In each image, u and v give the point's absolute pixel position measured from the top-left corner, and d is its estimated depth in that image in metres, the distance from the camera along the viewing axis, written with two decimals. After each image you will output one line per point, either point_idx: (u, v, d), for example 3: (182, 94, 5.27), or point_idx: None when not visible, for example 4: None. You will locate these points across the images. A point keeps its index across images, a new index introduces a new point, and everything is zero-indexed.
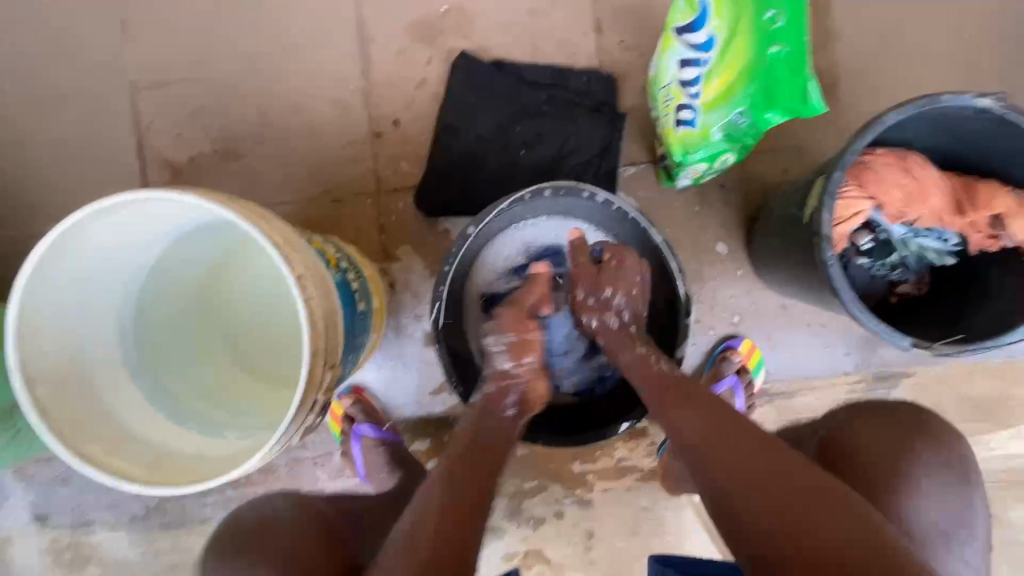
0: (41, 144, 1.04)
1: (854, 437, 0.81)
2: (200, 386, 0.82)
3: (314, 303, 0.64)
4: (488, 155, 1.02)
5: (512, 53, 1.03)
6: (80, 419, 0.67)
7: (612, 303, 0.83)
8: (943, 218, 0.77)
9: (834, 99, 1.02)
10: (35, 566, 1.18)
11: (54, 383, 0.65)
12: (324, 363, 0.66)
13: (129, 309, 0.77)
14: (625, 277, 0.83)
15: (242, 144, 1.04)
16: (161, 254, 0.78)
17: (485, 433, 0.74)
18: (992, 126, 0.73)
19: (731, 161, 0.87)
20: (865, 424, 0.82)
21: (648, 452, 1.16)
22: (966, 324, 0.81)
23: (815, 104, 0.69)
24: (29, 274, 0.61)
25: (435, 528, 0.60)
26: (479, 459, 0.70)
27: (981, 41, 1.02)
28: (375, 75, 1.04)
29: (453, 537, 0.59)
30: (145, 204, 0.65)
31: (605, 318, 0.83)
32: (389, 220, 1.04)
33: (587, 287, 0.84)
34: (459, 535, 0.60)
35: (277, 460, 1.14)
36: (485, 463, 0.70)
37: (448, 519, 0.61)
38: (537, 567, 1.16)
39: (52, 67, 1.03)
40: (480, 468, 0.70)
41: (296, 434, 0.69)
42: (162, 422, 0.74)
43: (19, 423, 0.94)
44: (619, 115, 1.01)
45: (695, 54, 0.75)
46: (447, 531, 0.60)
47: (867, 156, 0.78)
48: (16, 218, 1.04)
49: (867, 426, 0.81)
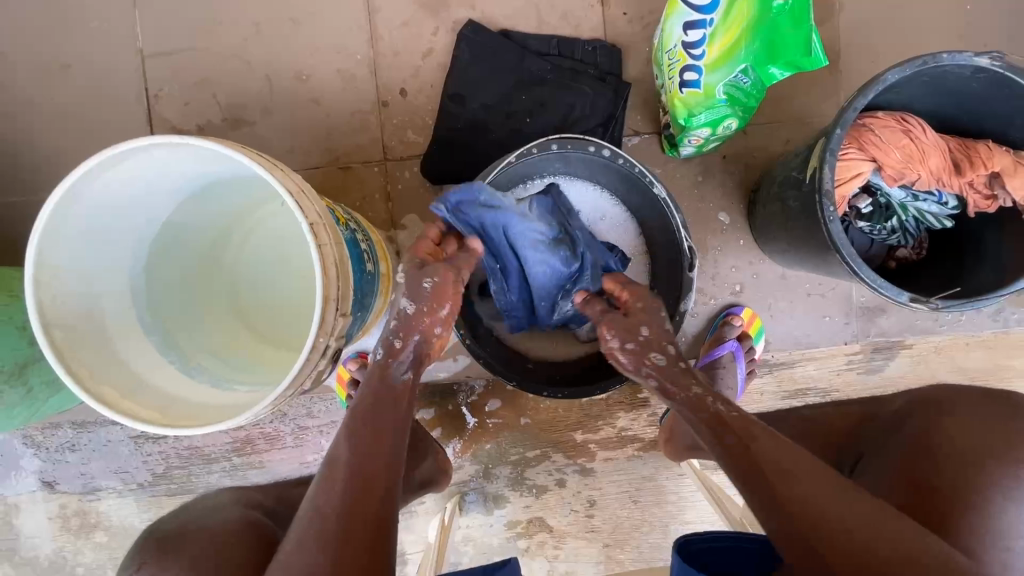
0: (49, 111, 1.04)
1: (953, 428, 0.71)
2: (208, 344, 0.83)
3: (326, 251, 0.65)
4: (494, 123, 1.03)
5: (518, 23, 1.05)
6: (94, 367, 0.68)
7: (650, 342, 0.79)
8: (942, 177, 0.79)
9: (835, 71, 1.04)
10: (43, 533, 1.20)
11: (69, 329, 0.67)
12: (335, 311, 0.67)
13: (140, 264, 0.78)
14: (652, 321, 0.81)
15: (250, 112, 1.05)
16: (173, 211, 0.79)
17: (386, 394, 0.74)
18: (988, 87, 0.75)
19: (733, 127, 0.89)
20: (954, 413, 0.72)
21: (650, 422, 1.17)
22: (964, 278, 0.85)
23: (818, 56, 0.71)
24: (45, 220, 0.62)
25: (336, 517, 0.61)
26: (385, 431, 0.70)
27: (981, 14, 1.03)
28: (382, 44, 1.05)
29: (359, 525, 0.61)
30: (160, 153, 0.67)
31: (653, 359, 0.78)
32: (396, 188, 1.06)
33: (622, 334, 0.81)
34: (363, 523, 0.61)
35: (283, 427, 1.16)
36: (389, 433, 0.70)
37: (351, 507, 0.62)
38: (539, 536, 1.18)
39: (60, 35, 1.04)
40: (386, 437, 0.69)
41: (309, 381, 0.71)
42: (174, 374, 0.76)
43: (30, 380, 0.91)
44: (623, 85, 1.02)
45: (699, 16, 0.77)
46: (350, 507, 0.62)
47: (867, 120, 0.80)
48: (23, 184, 1.05)
49: (956, 423, 0.71)
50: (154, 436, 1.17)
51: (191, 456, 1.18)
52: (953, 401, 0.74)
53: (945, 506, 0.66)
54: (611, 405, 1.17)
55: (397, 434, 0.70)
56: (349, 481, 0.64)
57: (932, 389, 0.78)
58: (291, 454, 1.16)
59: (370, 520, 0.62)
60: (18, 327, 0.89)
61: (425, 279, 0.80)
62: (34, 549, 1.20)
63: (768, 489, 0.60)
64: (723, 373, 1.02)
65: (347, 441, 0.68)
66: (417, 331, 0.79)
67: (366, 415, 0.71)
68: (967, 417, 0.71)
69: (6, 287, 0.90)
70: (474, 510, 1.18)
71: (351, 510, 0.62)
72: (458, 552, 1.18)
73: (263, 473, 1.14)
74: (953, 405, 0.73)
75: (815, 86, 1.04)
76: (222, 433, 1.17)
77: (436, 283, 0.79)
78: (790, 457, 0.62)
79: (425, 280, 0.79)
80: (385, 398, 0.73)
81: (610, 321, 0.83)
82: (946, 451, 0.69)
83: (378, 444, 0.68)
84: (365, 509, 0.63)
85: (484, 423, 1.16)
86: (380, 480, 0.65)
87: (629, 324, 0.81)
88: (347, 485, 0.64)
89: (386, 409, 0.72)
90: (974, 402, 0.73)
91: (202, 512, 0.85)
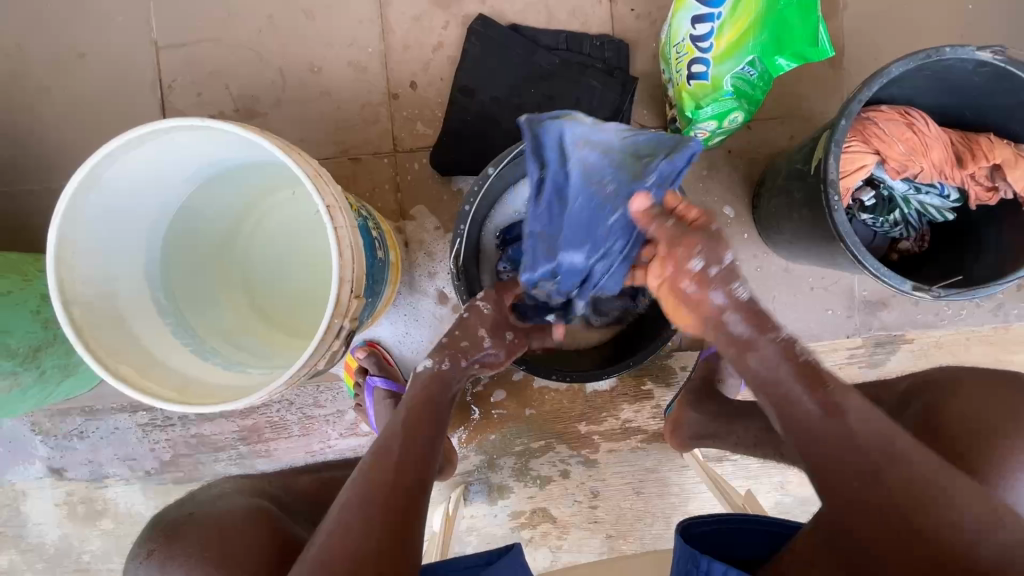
0: (63, 100, 1.06)
1: (955, 417, 0.72)
2: (222, 327, 0.85)
3: (342, 234, 0.67)
4: (503, 115, 1.05)
5: (527, 18, 1.06)
6: (109, 346, 0.70)
7: (731, 273, 0.72)
8: (944, 169, 0.80)
9: (838, 67, 1.06)
10: (50, 520, 1.20)
11: (88, 308, 0.69)
12: (350, 292, 0.69)
13: (157, 248, 0.80)
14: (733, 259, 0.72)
15: (262, 103, 1.06)
16: (188, 196, 0.81)
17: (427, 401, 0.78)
18: (990, 81, 0.76)
19: (739, 121, 0.88)
20: (960, 403, 0.73)
21: (653, 414, 1.18)
22: (966, 266, 0.87)
23: (825, 46, 0.74)
24: (66, 201, 0.64)
25: (375, 504, 0.64)
26: (424, 431, 0.74)
27: (982, 13, 1.05)
28: (393, 37, 1.07)
29: (392, 511, 0.64)
30: (177, 136, 0.68)
31: (733, 291, 0.72)
32: (405, 179, 1.07)
33: (707, 256, 0.70)
34: (394, 510, 0.64)
35: (290, 416, 1.16)
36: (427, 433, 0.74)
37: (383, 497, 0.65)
38: (542, 526, 1.19)
39: (76, 25, 1.05)
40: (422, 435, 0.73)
41: (323, 361, 0.72)
42: (189, 356, 0.77)
43: (43, 364, 0.91)
44: (631, 79, 1.04)
45: (706, 10, 0.80)
46: (383, 500, 0.64)
47: (870, 113, 0.81)
48: (37, 171, 1.06)
49: (962, 408, 0.73)
50: (161, 424, 1.17)
51: (198, 444, 1.18)
52: (958, 382, 0.76)
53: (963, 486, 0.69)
54: (615, 398, 1.18)
55: (432, 435, 0.75)
56: (389, 472, 0.68)
57: (945, 372, 0.79)
58: (297, 443, 1.16)
59: (396, 513, 0.64)
60: (31, 310, 0.90)
61: (509, 330, 0.87)
62: (40, 535, 1.20)
63: (858, 483, 0.59)
64: None
65: (391, 435, 0.73)
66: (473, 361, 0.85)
67: (412, 415, 0.76)
68: (973, 400, 0.73)
69: (20, 270, 0.91)
70: (477, 501, 1.18)
71: (387, 498, 0.65)
72: (462, 542, 1.19)
73: (271, 462, 1.15)
74: (959, 385, 0.75)
75: (819, 83, 1.06)
76: (229, 422, 1.17)
77: (515, 339, 0.87)
78: (885, 433, 0.61)
79: (509, 332, 0.87)
80: (429, 401, 0.78)
81: (687, 241, 0.71)
82: (961, 434, 0.71)
83: (416, 442, 0.72)
84: (397, 498, 0.65)
85: (489, 413, 1.17)
86: (413, 472, 0.69)
87: (712, 246, 0.70)
88: (383, 475, 0.67)
89: (426, 412, 0.76)
90: (978, 389, 0.74)
91: (204, 500, 0.84)
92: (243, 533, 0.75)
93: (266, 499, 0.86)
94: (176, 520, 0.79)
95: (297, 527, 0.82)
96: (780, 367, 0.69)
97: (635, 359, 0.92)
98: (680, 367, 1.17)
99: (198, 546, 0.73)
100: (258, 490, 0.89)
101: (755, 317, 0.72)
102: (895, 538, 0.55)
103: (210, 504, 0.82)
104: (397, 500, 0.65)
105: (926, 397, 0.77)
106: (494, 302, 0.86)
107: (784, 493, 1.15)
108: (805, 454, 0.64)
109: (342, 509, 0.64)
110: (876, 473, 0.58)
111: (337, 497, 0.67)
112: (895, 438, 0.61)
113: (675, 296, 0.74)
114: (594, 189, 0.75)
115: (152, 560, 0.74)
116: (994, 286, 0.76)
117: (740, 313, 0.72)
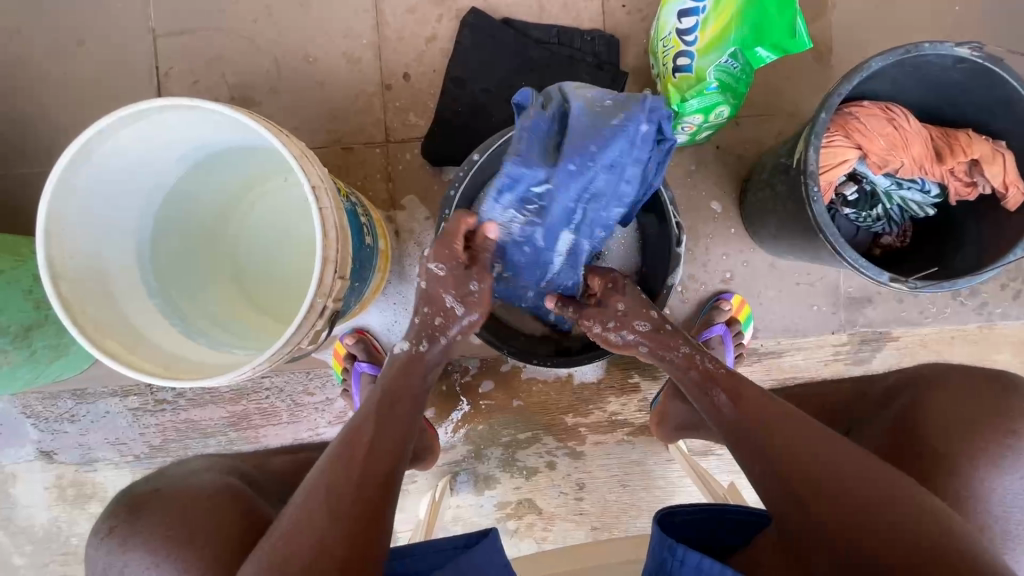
0: (61, 85, 1.07)
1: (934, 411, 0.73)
2: (211, 310, 0.87)
3: (327, 215, 0.68)
4: (493, 107, 1.06)
5: (519, 12, 1.08)
6: (97, 322, 0.72)
7: (631, 314, 0.82)
8: (924, 164, 0.81)
9: (826, 65, 1.07)
10: (39, 502, 1.20)
11: (74, 283, 0.70)
12: (334, 272, 0.70)
13: (147, 228, 0.82)
14: (634, 295, 0.84)
15: (257, 92, 1.08)
16: (180, 178, 0.83)
17: (399, 388, 0.76)
18: (967, 77, 0.78)
19: (725, 115, 0.91)
20: (935, 395, 0.74)
21: (640, 407, 1.19)
22: (948, 257, 0.89)
23: (802, 38, 0.74)
24: (57, 177, 0.66)
25: (347, 493, 0.64)
26: (396, 419, 0.73)
27: (969, 14, 1.06)
28: (387, 28, 1.08)
29: (360, 502, 0.64)
30: (168, 116, 0.70)
31: (636, 327, 0.81)
32: (397, 168, 1.09)
33: (601, 318, 0.83)
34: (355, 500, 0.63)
35: (279, 403, 1.17)
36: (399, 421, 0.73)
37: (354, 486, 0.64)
38: (527, 517, 1.20)
39: (76, 12, 1.07)
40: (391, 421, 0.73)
41: (307, 339, 0.73)
42: (177, 336, 0.79)
43: (34, 343, 0.93)
44: (620, 74, 1.05)
45: (693, 4, 0.83)
46: (355, 490, 0.64)
47: (852, 108, 0.83)
48: (34, 155, 1.07)
49: (939, 401, 0.73)
50: (152, 409, 1.17)
51: (188, 429, 1.18)
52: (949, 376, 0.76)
53: (933, 473, 0.70)
54: (602, 390, 1.18)
55: (404, 422, 0.73)
56: (357, 461, 0.67)
57: (940, 368, 0.78)
58: (286, 429, 1.17)
59: (368, 502, 0.64)
60: (23, 290, 0.91)
61: (472, 282, 0.81)
62: (29, 518, 1.21)
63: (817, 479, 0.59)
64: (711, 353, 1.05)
65: (366, 418, 0.71)
66: (446, 326, 0.81)
67: (383, 401, 0.74)
68: (952, 393, 0.73)
69: (14, 251, 0.92)
70: (464, 491, 1.19)
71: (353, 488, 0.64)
72: (448, 531, 1.20)
73: (259, 447, 1.15)
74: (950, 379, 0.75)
75: (807, 81, 1.07)
76: (219, 407, 1.17)
77: (481, 291, 0.81)
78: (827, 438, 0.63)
79: (471, 284, 0.81)
80: (405, 386, 0.76)
81: (589, 312, 0.85)
82: (937, 420, 0.72)
83: (388, 430, 0.71)
84: (365, 488, 0.65)
85: (477, 404, 1.18)
86: (383, 461, 0.68)
87: (601, 310, 0.84)
88: (353, 463, 0.66)
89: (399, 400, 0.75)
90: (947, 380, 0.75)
91: (177, 477, 0.85)
92: (222, 511, 0.76)
93: (244, 479, 0.87)
94: (144, 495, 0.80)
95: (274, 507, 0.82)
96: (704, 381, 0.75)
97: None
98: None
99: (175, 522, 0.74)
100: (233, 469, 0.90)
101: (661, 341, 0.81)
102: (857, 523, 0.56)
103: (184, 480, 0.83)
104: (366, 490, 0.65)
105: (907, 391, 0.78)
106: (445, 260, 0.80)
107: None
108: (752, 459, 0.65)
109: (306, 499, 0.64)
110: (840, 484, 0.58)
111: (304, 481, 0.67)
112: (831, 442, 0.62)
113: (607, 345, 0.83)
114: (600, 109, 0.75)
115: (115, 536, 0.75)
116: (982, 275, 0.77)
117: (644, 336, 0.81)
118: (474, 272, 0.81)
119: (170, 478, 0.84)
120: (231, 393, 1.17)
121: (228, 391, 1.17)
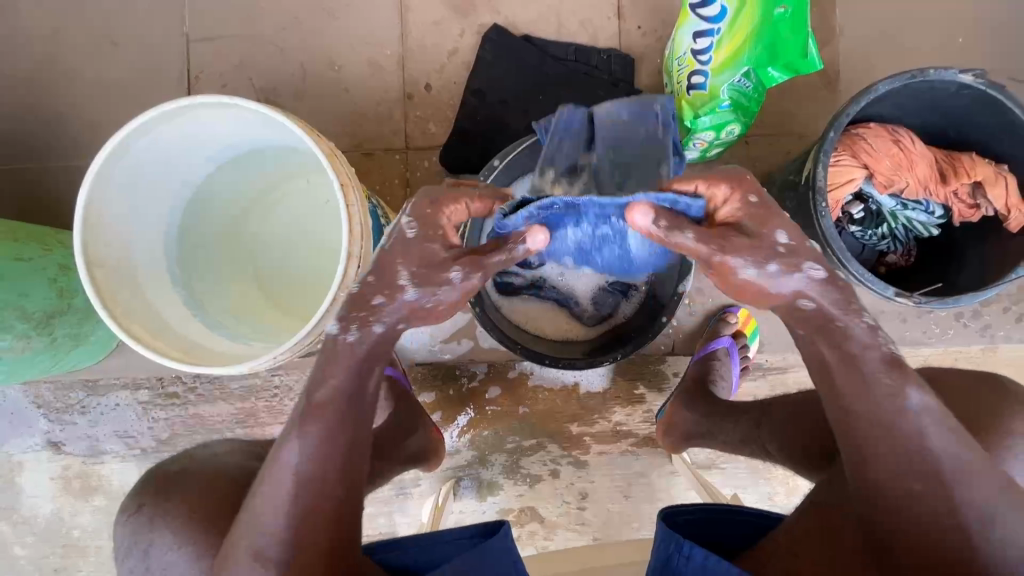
0: (94, 84, 1.11)
1: None
2: (227, 305, 0.89)
3: (354, 212, 0.73)
4: (512, 119, 1.10)
5: (538, 28, 1.12)
6: (125, 308, 0.76)
7: (796, 250, 0.67)
8: (928, 185, 0.85)
9: (833, 90, 1.11)
10: (43, 493, 1.20)
11: (109, 269, 0.76)
12: (357, 267, 0.74)
13: (174, 222, 0.86)
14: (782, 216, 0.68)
15: (282, 97, 1.12)
16: (209, 176, 0.87)
17: (328, 400, 0.68)
18: (971, 103, 0.82)
19: (736, 133, 0.95)
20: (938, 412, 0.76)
21: (645, 418, 1.19)
22: (952, 275, 0.92)
23: (813, 58, 0.80)
24: (96, 169, 0.71)
25: (298, 525, 0.64)
26: (328, 435, 0.67)
27: (973, 46, 1.10)
28: (411, 41, 1.12)
29: (310, 518, 0.65)
30: (198, 114, 0.75)
31: (809, 274, 0.67)
32: (414, 175, 1.12)
33: (757, 256, 0.66)
34: (323, 536, 0.65)
35: (287, 401, 1.18)
36: (342, 435, 0.68)
37: (305, 516, 0.65)
38: (530, 525, 1.19)
39: (114, 16, 1.12)
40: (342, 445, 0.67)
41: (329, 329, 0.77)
42: (198, 326, 0.83)
43: (56, 330, 0.95)
44: (634, 92, 1.09)
45: (707, 25, 0.86)
46: (304, 521, 0.65)
47: (860, 129, 0.86)
48: (64, 149, 1.11)
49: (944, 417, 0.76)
50: (162, 403, 1.19)
51: (195, 424, 1.19)
52: (961, 391, 0.77)
53: None
54: (607, 400, 1.19)
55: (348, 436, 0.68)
56: (309, 492, 0.65)
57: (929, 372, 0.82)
58: None
59: (327, 529, 0.65)
60: (49, 278, 0.93)
61: (453, 270, 0.68)
62: (33, 508, 1.21)
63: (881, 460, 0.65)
64: (720, 361, 1.09)
65: (293, 443, 0.66)
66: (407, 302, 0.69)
67: (326, 427, 0.67)
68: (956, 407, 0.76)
69: (42, 240, 0.95)
70: (467, 496, 1.19)
71: (311, 526, 0.65)
72: None
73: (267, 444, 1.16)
74: (960, 394, 0.77)
75: (816, 103, 1.11)
76: (229, 404, 1.19)
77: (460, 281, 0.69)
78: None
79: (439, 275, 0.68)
80: (333, 398, 0.68)
81: (735, 247, 0.66)
82: None
83: (329, 453, 0.67)
84: (317, 515, 0.65)
85: (483, 409, 1.18)
86: (332, 485, 0.66)
87: (755, 244, 0.66)
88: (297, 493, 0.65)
89: (334, 414, 0.67)
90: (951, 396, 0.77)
91: (207, 454, 0.88)
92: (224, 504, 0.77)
93: None
94: (170, 475, 0.83)
95: None
96: (835, 374, 0.67)
97: (623, 352, 0.95)
98: (672, 373, 1.19)
99: (197, 500, 0.80)
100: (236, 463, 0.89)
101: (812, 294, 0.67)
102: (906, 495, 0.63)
103: (191, 473, 0.84)
104: (316, 519, 0.65)
105: None
106: (419, 219, 0.69)
107: (771, 504, 1.16)
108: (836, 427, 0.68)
109: (274, 519, 0.64)
110: (900, 505, 0.63)
111: (256, 488, 0.66)
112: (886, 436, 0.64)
113: (759, 298, 0.70)
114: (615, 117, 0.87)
115: (142, 515, 0.80)
116: (987, 291, 0.80)
117: (820, 300, 0.67)
118: (459, 257, 0.69)
119: (170, 474, 0.84)
120: (241, 390, 1.19)
121: (238, 388, 1.19)
